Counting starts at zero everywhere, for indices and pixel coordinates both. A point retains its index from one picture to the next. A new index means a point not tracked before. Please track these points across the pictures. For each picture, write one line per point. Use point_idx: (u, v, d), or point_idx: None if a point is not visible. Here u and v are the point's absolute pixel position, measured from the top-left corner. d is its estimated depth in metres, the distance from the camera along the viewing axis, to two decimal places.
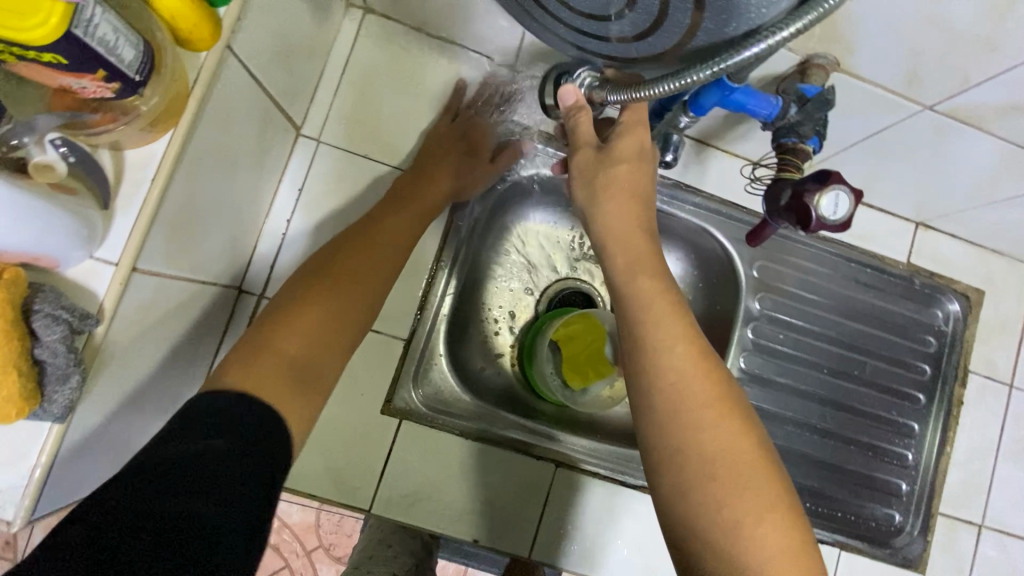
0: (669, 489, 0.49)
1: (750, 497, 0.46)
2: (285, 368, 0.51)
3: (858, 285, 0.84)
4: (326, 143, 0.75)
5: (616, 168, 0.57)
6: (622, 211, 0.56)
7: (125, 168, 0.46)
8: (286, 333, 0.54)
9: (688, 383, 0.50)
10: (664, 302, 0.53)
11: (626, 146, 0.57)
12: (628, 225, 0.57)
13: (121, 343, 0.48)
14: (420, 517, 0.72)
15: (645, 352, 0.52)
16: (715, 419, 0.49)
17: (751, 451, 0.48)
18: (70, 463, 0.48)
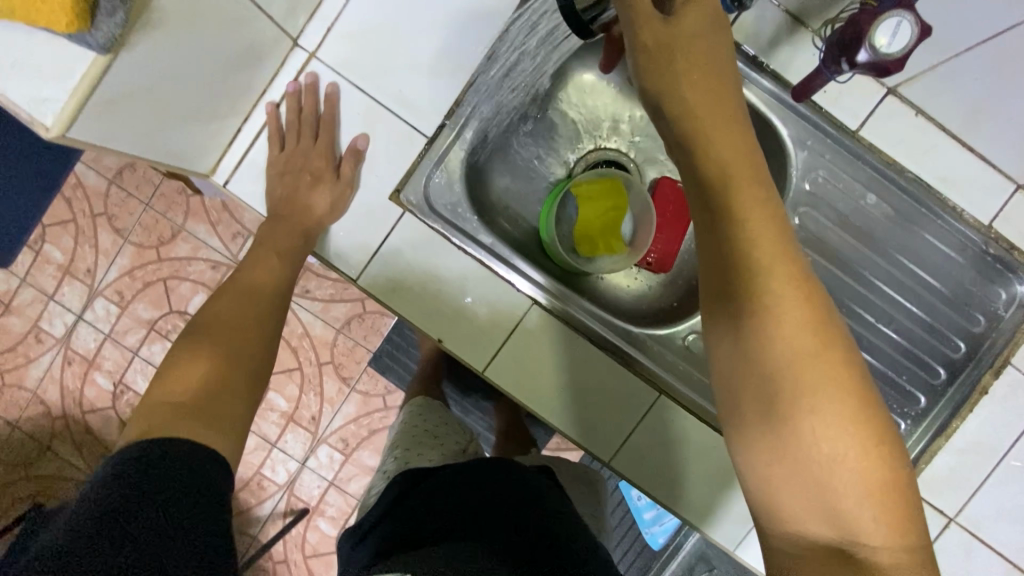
0: (757, 422, 0.46)
1: (844, 428, 0.44)
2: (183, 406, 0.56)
3: (920, 233, 0.75)
4: None
5: (683, 41, 0.51)
6: (691, 87, 0.50)
7: None
8: (195, 368, 0.60)
9: (778, 302, 0.45)
10: (763, 218, 0.47)
11: (693, 18, 0.52)
12: (707, 102, 0.50)
13: (167, 12, 0.52)
14: (396, 303, 0.76)
15: (744, 269, 0.46)
16: (812, 345, 0.45)
17: (852, 389, 0.44)
18: (107, 110, 0.54)
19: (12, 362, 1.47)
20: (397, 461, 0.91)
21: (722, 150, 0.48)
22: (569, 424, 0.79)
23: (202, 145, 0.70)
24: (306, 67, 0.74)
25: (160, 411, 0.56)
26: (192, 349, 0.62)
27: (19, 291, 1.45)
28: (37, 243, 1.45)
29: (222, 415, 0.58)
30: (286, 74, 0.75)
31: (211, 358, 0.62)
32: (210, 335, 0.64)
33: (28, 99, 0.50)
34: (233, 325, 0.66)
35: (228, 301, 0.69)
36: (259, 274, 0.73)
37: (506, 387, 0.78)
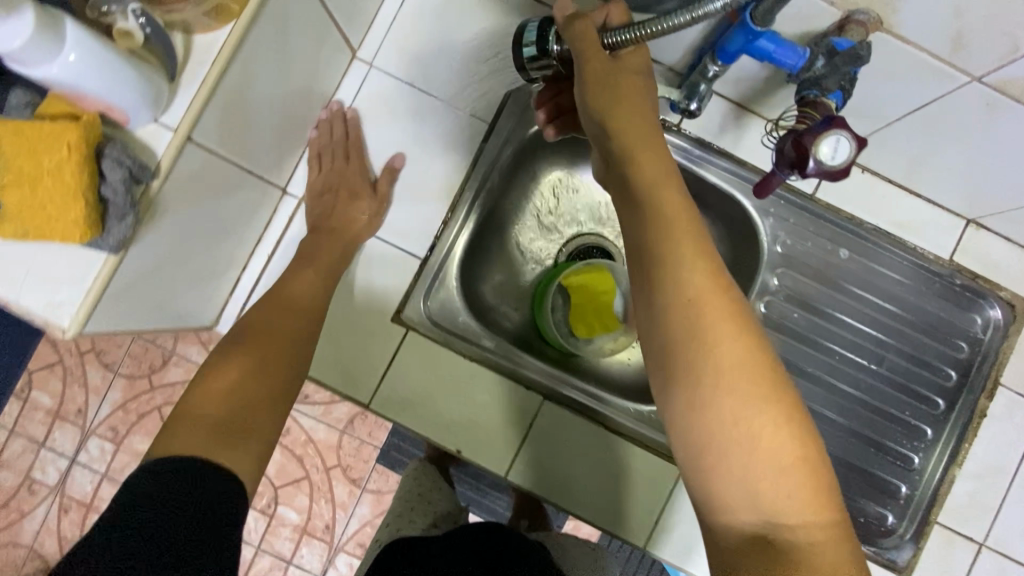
0: (682, 406, 0.48)
1: (760, 407, 0.46)
2: (212, 431, 0.55)
3: (891, 276, 0.80)
4: (379, 69, 0.79)
5: (625, 75, 0.54)
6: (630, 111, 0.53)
7: (193, 49, 0.54)
8: (218, 376, 0.59)
9: (693, 303, 0.48)
10: (678, 214, 0.50)
11: (633, 58, 0.55)
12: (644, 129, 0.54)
13: (170, 201, 0.56)
14: (412, 421, 0.77)
15: (663, 264, 0.49)
16: (728, 338, 0.47)
17: (762, 369, 0.46)
18: (118, 298, 0.56)
19: (6, 518, 1.40)
20: (387, 529, 0.91)
21: (645, 152, 0.52)
22: (595, 513, 0.79)
23: (206, 298, 0.72)
24: (297, 212, 0.78)
25: (193, 413, 0.56)
26: (231, 365, 0.60)
27: (9, 443, 1.41)
28: (24, 390, 1.42)
29: (246, 440, 0.57)
30: (280, 219, 0.78)
31: (239, 374, 0.60)
32: (263, 352, 0.63)
33: (45, 306, 0.52)
34: (273, 361, 0.63)
35: (297, 343, 0.66)
36: (301, 314, 0.68)
37: (530, 487, 0.79)
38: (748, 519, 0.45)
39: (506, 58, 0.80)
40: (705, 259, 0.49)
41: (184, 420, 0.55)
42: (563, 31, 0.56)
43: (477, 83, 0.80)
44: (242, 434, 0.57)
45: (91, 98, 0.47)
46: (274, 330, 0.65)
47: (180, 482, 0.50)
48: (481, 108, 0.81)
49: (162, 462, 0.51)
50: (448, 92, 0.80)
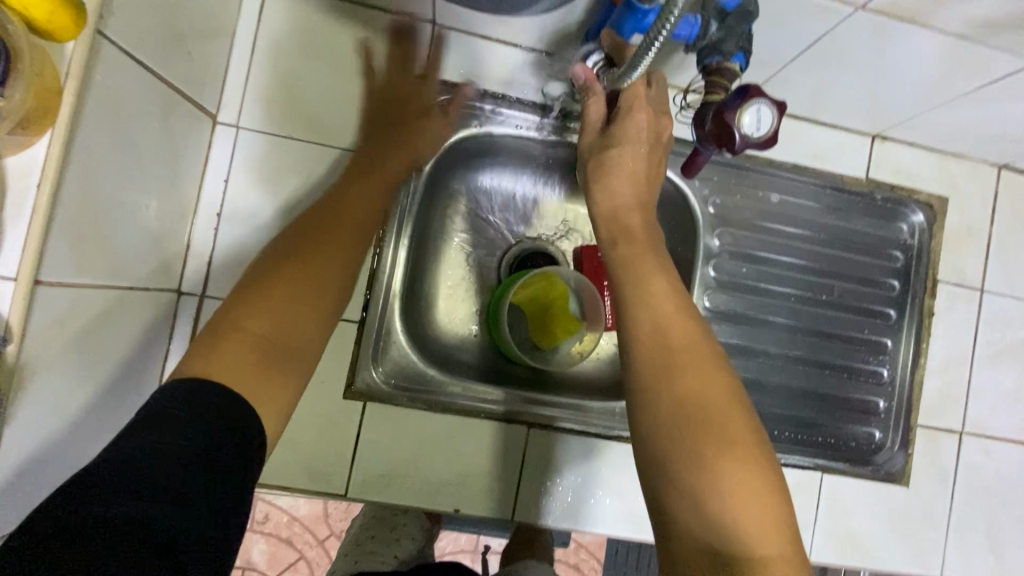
0: (648, 432, 0.49)
1: (721, 436, 0.47)
2: (251, 351, 0.48)
3: (820, 207, 0.82)
4: (247, 129, 0.71)
5: (620, 150, 0.58)
6: (622, 186, 0.59)
7: (8, 175, 0.43)
8: (253, 312, 0.50)
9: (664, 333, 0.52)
10: (651, 263, 0.56)
11: (629, 129, 0.58)
12: (626, 197, 0.59)
13: (41, 359, 0.46)
14: (397, 495, 0.71)
15: (632, 304, 0.53)
16: (693, 368, 0.50)
17: (726, 403, 0.49)
18: (12, 488, 0.46)
19: None
20: (345, 561, 0.84)
21: (622, 213, 0.59)
22: (607, 523, 0.76)
23: None
24: (203, 308, 0.69)
25: (231, 338, 0.48)
26: (283, 282, 0.52)
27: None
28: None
29: (277, 375, 0.48)
30: (187, 323, 0.69)
31: (284, 294, 0.52)
32: (301, 250, 0.55)
33: None
34: (323, 266, 0.55)
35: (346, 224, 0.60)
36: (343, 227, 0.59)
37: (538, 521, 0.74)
38: (701, 538, 0.45)
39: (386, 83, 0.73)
40: (676, 300, 0.53)
41: (231, 340, 0.48)
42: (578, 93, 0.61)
43: (359, 117, 0.73)
44: (269, 363, 0.48)
45: None
46: (328, 232, 0.58)
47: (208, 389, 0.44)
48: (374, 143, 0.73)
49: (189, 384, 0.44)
50: (335, 133, 0.72)
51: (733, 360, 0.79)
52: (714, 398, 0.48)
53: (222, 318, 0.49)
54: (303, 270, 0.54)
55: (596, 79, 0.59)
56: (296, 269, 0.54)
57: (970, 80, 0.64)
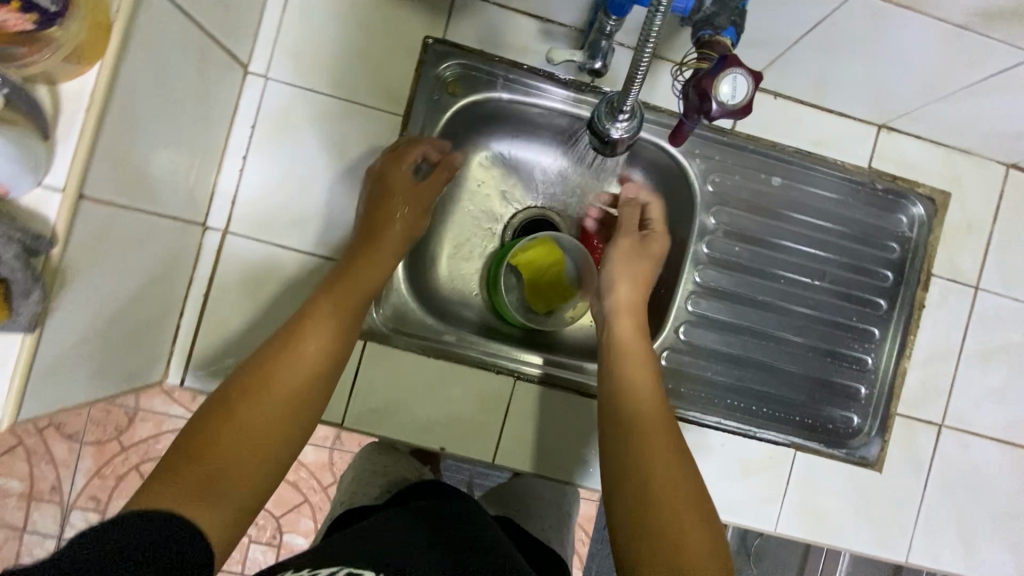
0: (632, 545, 0.55)
1: (692, 546, 0.54)
2: (206, 483, 0.52)
3: (819, 194, 0.83)
4: (276, 81, 0.76)
5: (620, 321, 0.71)
6: (637, 372, 0.67)
7: (62, 99, 0.50)
8: (232, 425, 0.56)
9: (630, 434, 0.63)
10: (647, 386, 0.66)
11: (624, 292, 0.74)
12: (637, 381, 0.66)
13: (81, 263, 0.53)
14: (389, 429, 0.77)
15: (624, 426, 0.63)
16: (674, 486, 0.58)
17: (697, 516, 0.56)
18: (51, 373, 0.53)
19: None
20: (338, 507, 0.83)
21: (631, 380, 0.66)
22: (585, 474, 0.80)
23: (147, 354, 0.70)
24: (225, 244, 0.76)
25: (207, 451, 0.54)
26: (250, 397, 0.57)
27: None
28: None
29: (227, 495, 0.52)
30: (209, 257, 0.76)
31: (260, 412, 0.57)
32: (274, 362, 0.60)
33: None
34: (302, 366, 0.60)
35: (311, 334, 0.62)
36: (307, 342, 0.62)
37: (518, 466, 0.79)
38: None
39: (404, 46, 0.77)
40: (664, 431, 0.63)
41: (183, 475, 0.52)
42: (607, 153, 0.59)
43: (376, 77, 0.77)
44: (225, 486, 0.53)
45: None
46: (318, 323, 0.63)
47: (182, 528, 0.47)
48: (391, 102, 0.77)
49: (135, 513, 0.46)
50: (355, 91, 0.77)
51: (719, 335, 0.82)
52: (689, 509, 0.56)
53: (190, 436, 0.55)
54: (278, 392, 0.59)
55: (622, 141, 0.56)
56: (268, 394, 0.58)
57: (972, 71, 0.65)
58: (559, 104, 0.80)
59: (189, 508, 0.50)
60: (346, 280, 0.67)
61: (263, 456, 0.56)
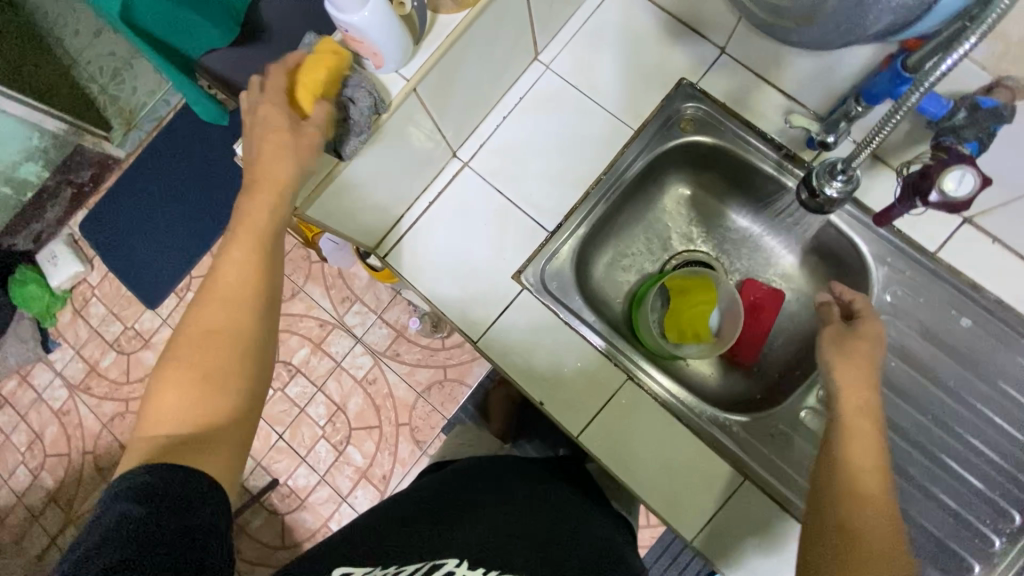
0: None
1: None
2: (179, 441, 0.52)
3: (1009, 354, 0.79)
4: (552, 71, 0.93)
5: (859, 466, 0.61)
6: (880, 535, 0.56)
7: (436, 24, 0.71)
8: (170, 390, 0.54)
9: (868, 474, 0.60)
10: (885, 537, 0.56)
11: (866, 437, 0.63)
12: (881, 538, 0.56)
13: (389, 130, 0.74)
14: (508, 366, 0.88)
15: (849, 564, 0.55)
16: None
17: None
18: (334, 193, 0.75)
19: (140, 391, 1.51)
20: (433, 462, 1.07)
21: (852, 528, 0.57)
22: (653, 493, 0.83)
23: (376, 225, 0.89)
24: (459, 172, 0.93)
25: (167, 410, 0.53)
26: (183, 347, 0.56)
27: (160, 330, 1.53)
28: (182, 290, 1.53)
29: (211, 438, 0.53)
30: (444, 177, 0.93)
31: (200, 358, 0.55)
32: (205, 307, 0.57)
33: None
34: (231, 287, 0.58)
35: (227, 275, 0.58)
36: (231, 270, 0.59)
37: (596, 452, 0.85)
38: None
39: (662, 79, 0.90)
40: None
41: (154, 430, 0.52)
42: (816, 209, 0.65)
43: (630, 95, 0.91)
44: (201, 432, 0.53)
45: (370, 45, 0.64)
46: (243, 243, 0.60)
47: (195, 479, 0.49)
48: (630, 117, 0.91)
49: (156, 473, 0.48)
50: (607, 97, 0.91)
51: None
52: None
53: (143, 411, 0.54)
54: (213, 330, 0.56)
55: (835, 201, 0.62)
56: (198, 339, 0.56)
57: None
58: (772, 169, 0.86)
59: (189, 460, 0.51)
60: (247, 218, 0.60)
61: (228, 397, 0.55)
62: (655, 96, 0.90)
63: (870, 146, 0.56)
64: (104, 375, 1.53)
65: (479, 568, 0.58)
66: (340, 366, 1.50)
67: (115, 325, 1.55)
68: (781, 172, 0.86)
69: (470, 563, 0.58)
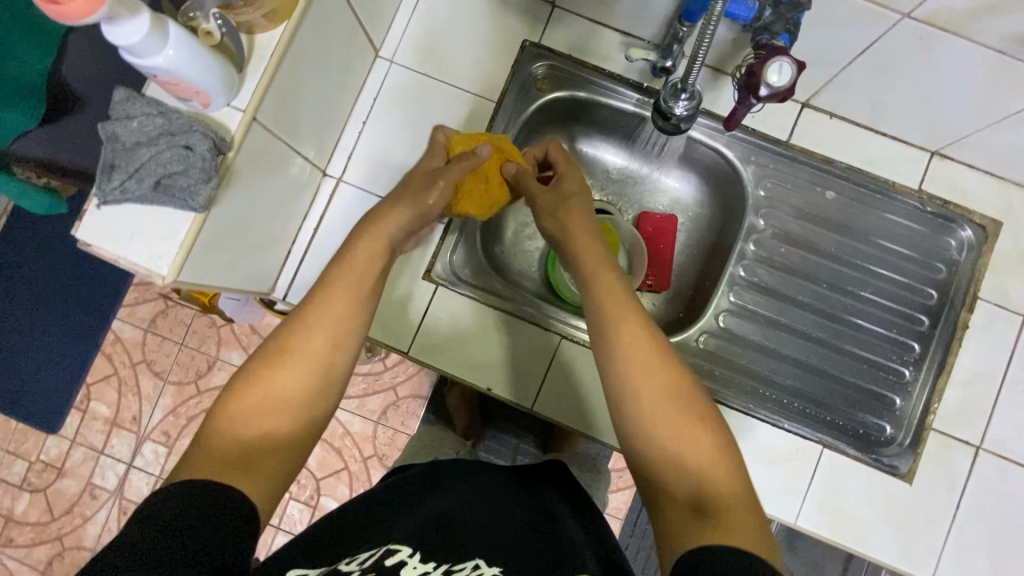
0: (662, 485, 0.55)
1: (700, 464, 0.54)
2: (229, 459, 0.50)
3: (871, 210, 0.88)
4: (398, 64, 0.91)
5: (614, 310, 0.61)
6: (630, 356, 0.58)
7: (255, 45, 0.66)
8: (241, 409, 0.53)
9: (617, 326, 0.60)
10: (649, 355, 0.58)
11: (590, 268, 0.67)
12: (640, 357, 0.58)
13: (242, 168, 0.69)
14: (447, 364, 0.88)
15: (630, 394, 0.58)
16: (688, 430, 0.55)
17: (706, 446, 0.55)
18: (206, 252, 0.68)
19: (71, 523, 1.35)
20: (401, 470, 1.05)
21: (623, 362, 0.58)
22: (613, 433, 0.88)
23: (265, 268, 0.84)
24: (337, 190, 0.89)
25: (228, 430, 0.52)
26: (262, 368, 0.56)
27: (70, 452, 1.36)
28: (82, 402, 1.37)
29: (258, 467, 0.51)
30: (323, 200, 0.89)
31: (277, 383, 0.55)
32: (283, 337, 0.58)
33: (147, 258, 0.64)
34: (320, 324, 0.58)
35: (302, 339, 0.57)
36: (321, 308, 0.59)
37: (554, 416, 0.88)
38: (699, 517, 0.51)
39: (507, 45, 0.91)
40: (672, 377, 0.58)
41: (201, 452, 0.50)
42: (669, 130, 0.67)
43: (480, 69, 0.91)
44: (249, 459, 0.51)
45: (188, 85, 0.59)
46: (324, 288, 0.60)
47: (227, 493, 0.46)
48: (488, 90, 0.91)
49: (176, 489, 0.45)
50: (459, 76, 0.91)
51: (758, 327, 0.88)
52: (702, 446, 0.55)
53: (203, 427, 0.53)
54: (285, 365, 0.56)
55: (683, 116, 0.65)
56: (273, 366, 0.56)
57: (1017, 97, 0.71)
58: (630, 104, 0.90)
59: (230, 478, 0.48)
60: (347, 267, 0.62)
61: (291, 443, 0.55)
62: (504, 63, 0.91)
63: (701, 58, 0.59)
64: (23, 521, 1.36)
65: (431, 561, 0.56)
66: None
67: (17, 464, 1.37)
68: (641, 106, 0.90)
69: (422, 555, 0.56)
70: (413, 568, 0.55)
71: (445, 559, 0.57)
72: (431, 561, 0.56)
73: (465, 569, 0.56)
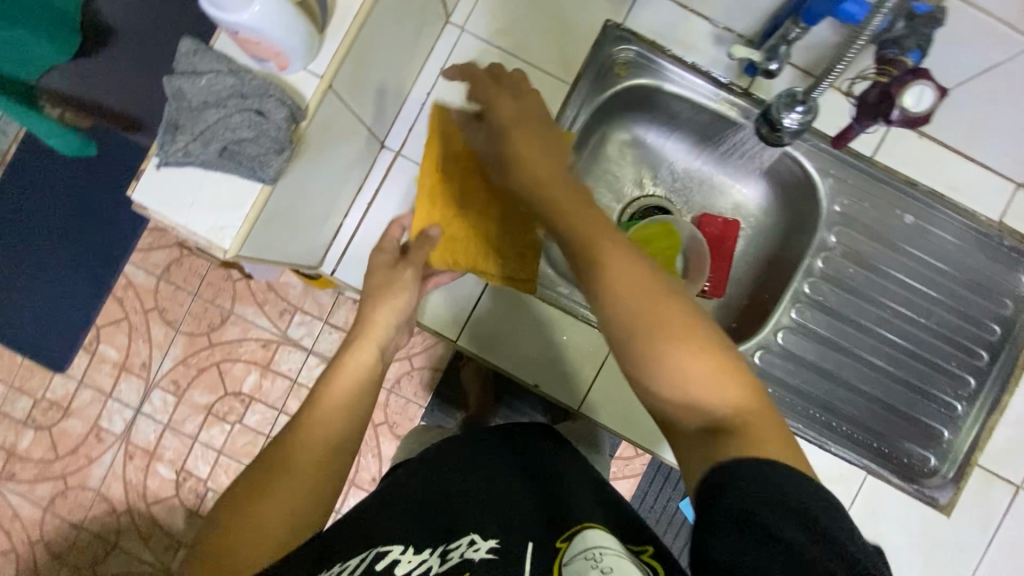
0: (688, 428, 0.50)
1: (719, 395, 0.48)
2: (234, 549, 0.49)
3: (948, 239, 0.85)
4: (469, 33, 0.84)
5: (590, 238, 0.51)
6: (627, 293, 0.49)
7: (337, 4, 0.61)
8: (244, 499, 0.52)
9: (594, 260, 0.50)
10: (641, 286, 0.49)
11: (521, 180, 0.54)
12: (634, 290, 0.49)
13: (312, 139, 0.64)
14: (495, 357, 0.85)
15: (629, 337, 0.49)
16: (702, 370, 0.48)
17: (724, 380, 0.48)
18: (267, 224, 0.64)
19: (76, 462, 1.33)
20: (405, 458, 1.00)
21: (618, 298, 0.49)
22: (652, 436, 0.86)
23: (316, 241, 0.80)
24: (394, 164, 0.85)
25: (230, 520, 0.50)
26: (267, 460, 0.54)
27: (77, 393, 1.33)
28: (91, 344, 1.34)
29: (258, 549, 0.49)
30: (378, 173, 0.85)
31: (281, 470, 0.53)
32: (291, 428, 0.56)
33: (209, 228, 0.60)
34: (324, 414, 0.57)
35: (308, 429, 0.56)
36: (328, 398, 0.58)
37: (600, 418, 0.86)
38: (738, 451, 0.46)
39: (587, 24, 0.85)
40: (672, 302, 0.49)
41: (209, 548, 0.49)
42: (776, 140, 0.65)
43: (557, 47, 0.85)
44: (254, 540, 0.49)
45: (270, 44, 0.54)
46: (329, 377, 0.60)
47: None
48: (562, 71, 0.85)
49: None
50: (532, 52, 0.85)
51: (817, 348, 0.86)
52: (720, 375, 0.48)
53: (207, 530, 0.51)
54: (289, 451, 0.54)
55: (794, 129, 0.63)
56: (278, 456, 0.54)
57: None
58: (704, 98, 0.85)
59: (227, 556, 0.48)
60: (358, 349, 0.62)
61: (285, 528, 0.51)
62: (583, 44, 0.85)
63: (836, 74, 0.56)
64: (27, 457, 1.33)
65: (425, 550, 0.52)
66: (298, 383, 1.31)
67: (22, 400, 1.34)
68: (721, 102, 0.84)
69: (416, 546, 0.53)
70: (406, 562, 0.50)
71: (440, 542, 0.53)
72: (425, 551, 0.52)
73: (460, 547, 0.52)
